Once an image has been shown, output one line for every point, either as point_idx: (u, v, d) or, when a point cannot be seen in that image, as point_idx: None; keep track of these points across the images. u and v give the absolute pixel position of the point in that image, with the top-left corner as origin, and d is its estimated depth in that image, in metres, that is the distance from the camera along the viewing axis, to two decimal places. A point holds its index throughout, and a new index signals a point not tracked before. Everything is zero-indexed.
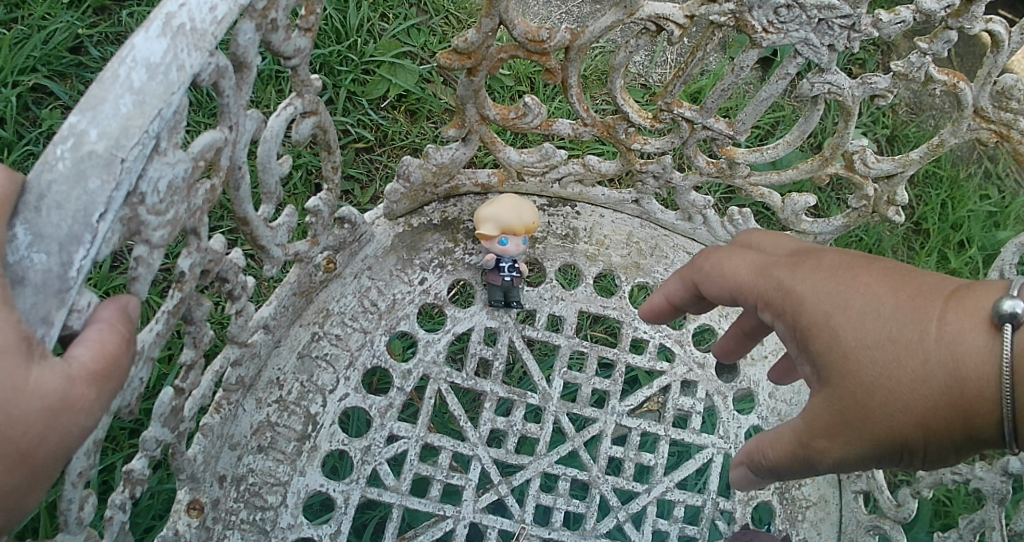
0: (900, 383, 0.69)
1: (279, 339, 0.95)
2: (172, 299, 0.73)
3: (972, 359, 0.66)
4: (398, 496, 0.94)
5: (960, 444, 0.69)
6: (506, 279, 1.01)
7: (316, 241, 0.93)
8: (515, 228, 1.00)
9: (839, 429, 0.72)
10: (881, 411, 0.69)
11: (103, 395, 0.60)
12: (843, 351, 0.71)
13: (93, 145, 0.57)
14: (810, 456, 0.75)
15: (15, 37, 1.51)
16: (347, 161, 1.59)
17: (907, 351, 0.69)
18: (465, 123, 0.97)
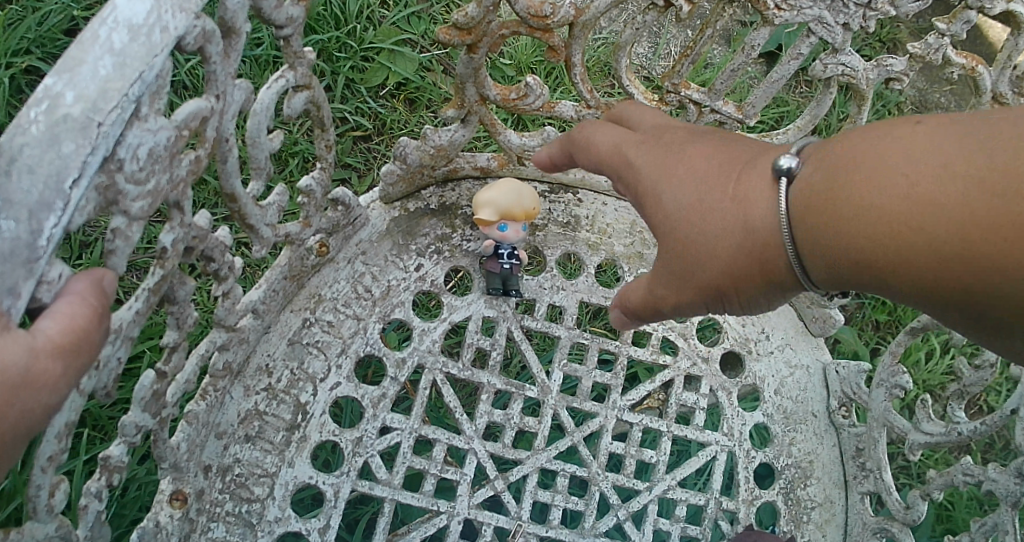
0: (703, 239, 0.72)
1: (269, 324, 0.91)
2: (153, 276, 0.69)
3: (764, 212, 0.70)
4: (390, 490, 0.91)
5: (761, 290, 0.72)
6: (506, 267, 0.98)
7: (308, 223, 0.90)
8: (516, 214, 0.97)
9: (666, 277, 0.76)
10: (694, 262, 0.73)
11: (69, 371, 0.56)
12: (669, 212, 0.75)
13: (69, 108, 0.54)
14: (654, 303, 0.79)
15: (9, 19, 1.47)
16: (344, 150, 1.55)
17: (711, 208, 0.72)
18: (464, 103, 0.93)
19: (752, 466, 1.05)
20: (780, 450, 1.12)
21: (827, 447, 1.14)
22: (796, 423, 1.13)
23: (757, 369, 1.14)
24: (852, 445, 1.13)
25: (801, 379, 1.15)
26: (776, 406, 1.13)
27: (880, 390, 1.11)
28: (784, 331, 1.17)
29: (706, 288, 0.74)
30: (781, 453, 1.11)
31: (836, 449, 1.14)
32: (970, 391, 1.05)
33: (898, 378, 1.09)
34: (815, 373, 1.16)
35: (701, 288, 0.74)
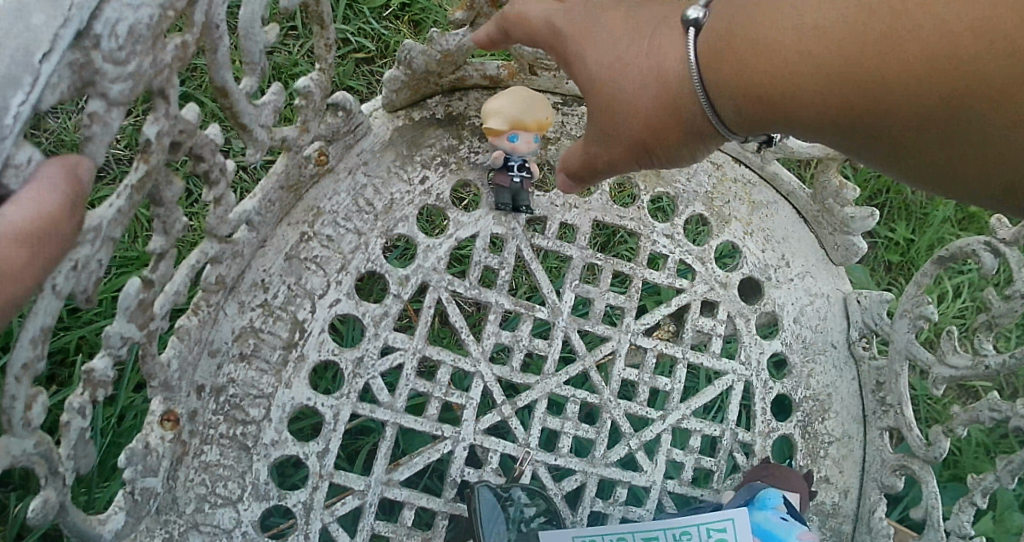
0: (627, 92, 0.75)
1: (264, 238, 0.85)
2: (136, 172, 0.63)
3: (674, 64, 0.72)
4: (392, 413, 0.87)
5: (685, 141, 0.75)
6: (515, 181, 0.92)
7: (306, 128, 0.83)
8: (527, 123, 0.89)
9: (600, 137, 0.79)
10: (623, 118, 0.76)
11: (34, 264, 0.50)
12: (594, 73, 0.77)
13: None
14: (592, 163, 0.82)
15: None
16: (346, 73, 1.43)
17: (632, 64, 0.74)
18: (475, 5, 0.89)
19: (769, 396, 1.01)
20: (799, 380, 1.07)
21: (846, 380, 1.10)
22: (816, 353, 1.08)
23: (775, 294, 1.07)
24: (872, 378, 1.09)
25: (822, 308, 1.10)
26: (795, 336, 1.07)
27: (902, 320, 1.05)
28: (807, 260, 1.10)
29: (637, 143, 0.76)
30: (800, 384, 1.07)
31: (854, 382, 1.10)
32: (998, 323, 1.00)
33: (923, 308, 1.03)
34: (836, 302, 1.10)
35: (632, 144, 0.77)
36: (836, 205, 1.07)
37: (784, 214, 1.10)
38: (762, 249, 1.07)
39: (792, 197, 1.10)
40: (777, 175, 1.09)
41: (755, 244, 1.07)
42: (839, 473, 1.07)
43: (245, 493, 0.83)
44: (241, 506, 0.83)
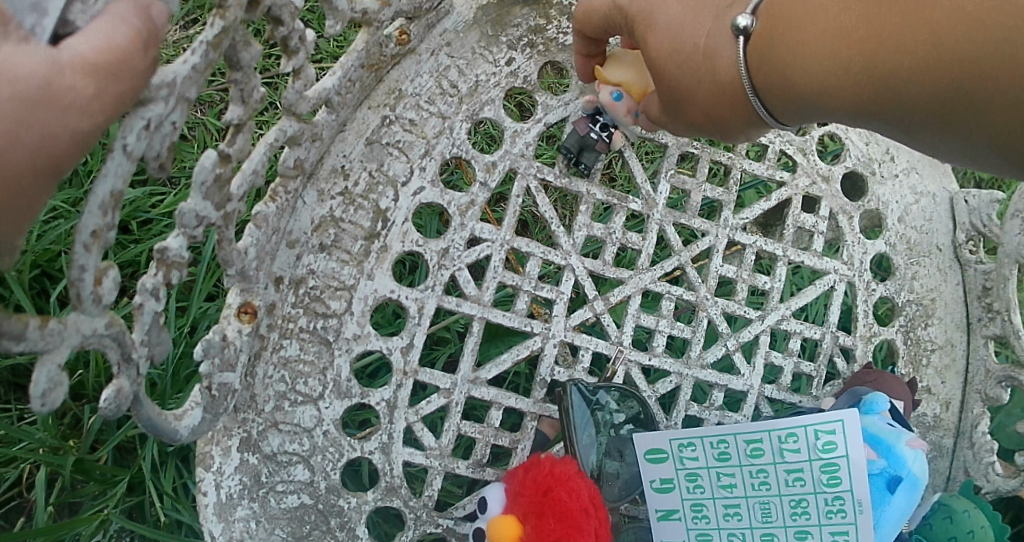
0: (684, 79, 0.71)
1: (344, 120, 0.79)
2: (212, 29, 0.58)
3: (727, 55, 0.67)
4: (479, 308, 0.82)
5: (748, 126, 0.72)
6: (591, 136, 0.86)
7: (388, 1, 0.77)
8: (634, 89, 0.82)
9: (668, 110, 0.76)
10: (685, 102, 0.73)
11: (105, 99, 0.46)
12: (647, 55, 0.73)
13: None
14: (663, 126, 0.79)
15: None
16: None
17: (692, 51, 0.69)
18: None
19: (872, 299, 0.96)
20: (902, 284, 1.00)
21: (950, 285, 1.03)
22: (921, 255, 1.01)
23: (880, 191, 1.00)
24: (979, 283, 1.02)
25: (927, 208, 1.02)
26: (899, 236, 1.01)
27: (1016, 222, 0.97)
28: (912, 155, 1.03)
29: (699, 122, 0.74)
30: (903, 288, 1.00)
31: (959, 287, 1.03)
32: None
33: None
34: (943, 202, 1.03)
35: (694, 121, 0.74)
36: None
37: None
38: (866, 143, 1.01)
39: None
40: None
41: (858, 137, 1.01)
42: (942, 383, 1.01)
43: (326, 390, 0.79)
44: (322, 404, 0.79)
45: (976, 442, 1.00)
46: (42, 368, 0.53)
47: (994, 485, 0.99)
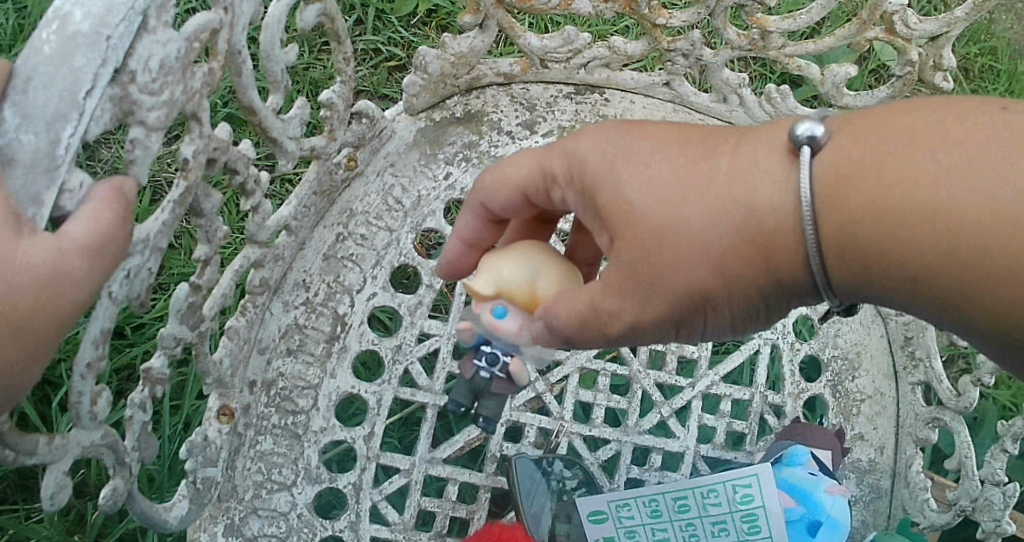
0: (684, 233, 0.61)
1: (303, 241, 0.94)
2: (177, 188, 0.70)
3: (763, 202, 0.60)
4: (432, 396, 0.95)
5: (757, 292, 0.63)
6: (483, 374, 0.81)
7: (333, 136, 0.91)
8: (517, 294, 0.71)
9: (636, 278, 0.63)
10: (672, 264, 0.62)
11: (97, 270, 0.59)
12: (621, 212, 0.64)
13: (78, 25, 0.57)
14: (598, 326, 0.66)
15: None
16: (380, 81, 1.42)
17: (700, 194, 0.62)
18: (480, 8, 0.91)
19: (797, 359, 1.05)
20: (826, 341, 1.10)
21: (874, 337, 1.11)
22: (842, 313, 1.12)
23: None
24: (900, 334, 1.10)
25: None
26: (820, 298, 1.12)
27: None
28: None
29: (665, 305, 0.64)
30: (826, 345, 1.10)
31: (884, 338, 1.11)
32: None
33: None
34: None
35: (663, 302, 0.63)
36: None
37: None
38: None
39: None
40: None
41: None
42: (874, 430, 1.09)
43: (299, 478, 0.90)
44: (296, 490, 0.89)
45: (912, 482, 1.07)
46: (49, 475, 0.61)
47: (930, 520, 1.04)
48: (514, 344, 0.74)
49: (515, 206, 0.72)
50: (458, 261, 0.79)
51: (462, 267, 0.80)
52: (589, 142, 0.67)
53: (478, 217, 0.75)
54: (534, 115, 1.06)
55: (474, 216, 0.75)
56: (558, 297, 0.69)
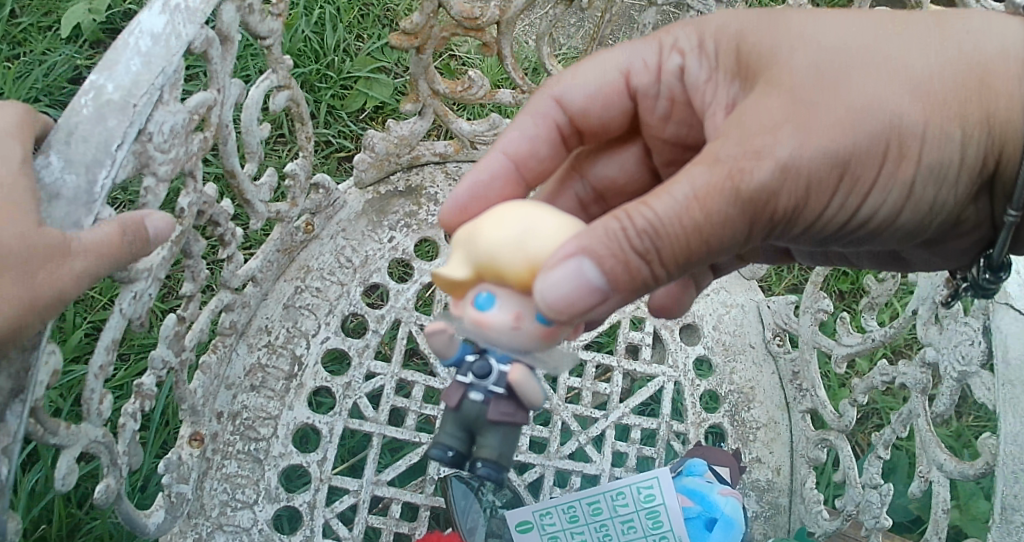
0: (840, 59, 0.67)
1: (266, 292, 1.10)
2: (175, 231, 0.87)
3: (969, 44, 0.68)
4: (377, 425, 1.07)
5: (950, 131, 0.65)
6: (477, 398, 0.71)
7: (295, 203, 1.09)
8: (510, 275, 0.63)
9: (795, 105, 0.64)
10: (836, 87, 0.65)
11: (89, 259, 0.69)
12: (811, 47, 0.68)
13: (111, 95, 0.76)
14: (749, 163, 0.61)
15: (19, 72, 1.64)
16: (330, 171, 1.67)
17: (854, 33, 0.69)
18: (419, 97, 1.16)
19: (696, 392, 1.22)
20: (722, 377, 1.25)
21: (766, 374, 1.26)
22: (735, 353, 1.27)
23: (695, 308, 1.29)
24: (789, 369, 1.25)
25: (737, 315, 1.30)
26: (715, 340, 1.28)
27: (806, 315, 1.22)
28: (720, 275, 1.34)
29: (837, 131, 0.63)
30: (724, 381, 1.25)
31: (775, 375, 1.26)
32: (877, 301, 1.16)
33: (821, 302, 1.20)
34: (749, 310, 1.30)
35: (829, 131, 0.63)
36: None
37: None
38: None
39: None
40: None
41: None
42: (770, 453, 1.21)
43: (260, 497, 1.01)
44: (257, 508, 1.00)
45: (807, 497, 1.17)
46: (62, 460, 0.74)
47: (823, 527, 1.13)
48: (505, 339, 0.65)
49: (601, 90, 0.82)
50: (495, 174, 0.82)
51: (466, 190, 0.80)
52: (751, 20, 0.75)
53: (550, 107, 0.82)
54: None
55: (536, 120, 0.83)
56: (558, 254, 0.60)
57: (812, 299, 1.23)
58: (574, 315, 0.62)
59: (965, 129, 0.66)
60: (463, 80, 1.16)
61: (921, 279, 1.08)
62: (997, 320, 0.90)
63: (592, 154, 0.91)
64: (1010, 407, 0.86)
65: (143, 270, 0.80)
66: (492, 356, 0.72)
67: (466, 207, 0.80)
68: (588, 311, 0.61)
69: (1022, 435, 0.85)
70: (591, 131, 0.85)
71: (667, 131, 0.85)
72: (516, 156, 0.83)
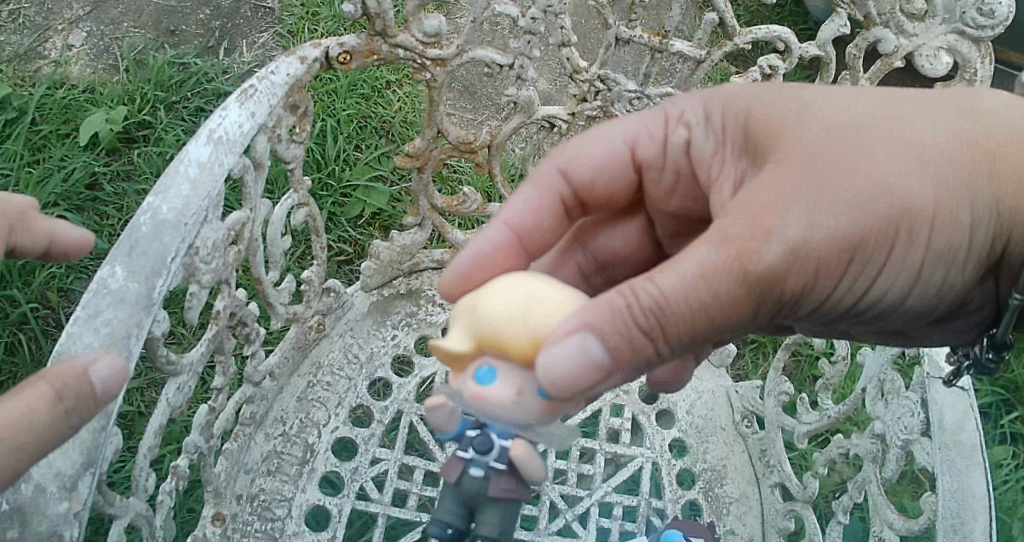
0: (847, 135, 0.74)
1: (282, 386, 1.23)
2: (211, 331, 1.00)
3: (976, 125, 0.76)
4: (382, 506, 1.17)
5: (963, 212, 0.72)
6: (476, 470, 0.87)
7: (310, 305, 1.23)
8: (510, 350, 0.74)
9: (808, 183, 0.70)
10: (844, 164, 0.71)
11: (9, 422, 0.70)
12: (827, 118, 0.75)
13: (165, 215, 0.91)
14: (766, 239, 0.67)
15: (40, 177, 1.98)
16: (331, 272, 1.83)
17: (856, 108, 0.76)
18: (420, 212, 1.33)
19: (673, 471, 1.33)
20: (696, 457, 1.37)
21: (737, 453, 1.38)
22: (708, 435, 1.39)
23: (669, 395, 1.43)
24: (758, 448, 1.36)
25: (708, 400, 1.43)
26: (689, 424, 1.40)
27: (771, 397, 1.34)
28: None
29: (842, 214, 0.69)
30: (697, 460, 1.36)
31: (745, 454, 1.38)
32: (831, 382, 1.28)
33: (780, 384, 1.33)
34: (719, 395, 1.43)
35: (838, 210, 0.69)
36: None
37: None
38: None
39: None
40: None
41: None
42: (744, 525, 1.31)
43: None
44: None
45: None
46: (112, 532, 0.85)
47: None
48: (503, 411, 0.76)
49: (607, 161, 0.92)
50: (501, 238, 0.91)
51: (470, 258, 0.89)
52: (767, 91, 0.83)
53: (554, 177, 0.93)
54: None
55: (544, 188, 0.93)
56: (558, 332, 0.70)
57: (775, 382, 1.35)
58: (575, 394, 0.71)
59: (973, 210, 0.73)
60: (459, 196, 1.34)
61: (868, 360, 1.21)
62: (933, 392, 1.06)
63: (596, 226, 1.04)
64: (947, 466, 0.98)
65: (185, 365, 0.94)
66: (492, 434, 0.86)
67: (468, 276, 0.89)
68: (592, 387, 0.70)
69: (957, 492, 0.96)
70: (595, 198, 0.96)
71: (673, 202, 0.96)
72: (519, 225, 0.93)
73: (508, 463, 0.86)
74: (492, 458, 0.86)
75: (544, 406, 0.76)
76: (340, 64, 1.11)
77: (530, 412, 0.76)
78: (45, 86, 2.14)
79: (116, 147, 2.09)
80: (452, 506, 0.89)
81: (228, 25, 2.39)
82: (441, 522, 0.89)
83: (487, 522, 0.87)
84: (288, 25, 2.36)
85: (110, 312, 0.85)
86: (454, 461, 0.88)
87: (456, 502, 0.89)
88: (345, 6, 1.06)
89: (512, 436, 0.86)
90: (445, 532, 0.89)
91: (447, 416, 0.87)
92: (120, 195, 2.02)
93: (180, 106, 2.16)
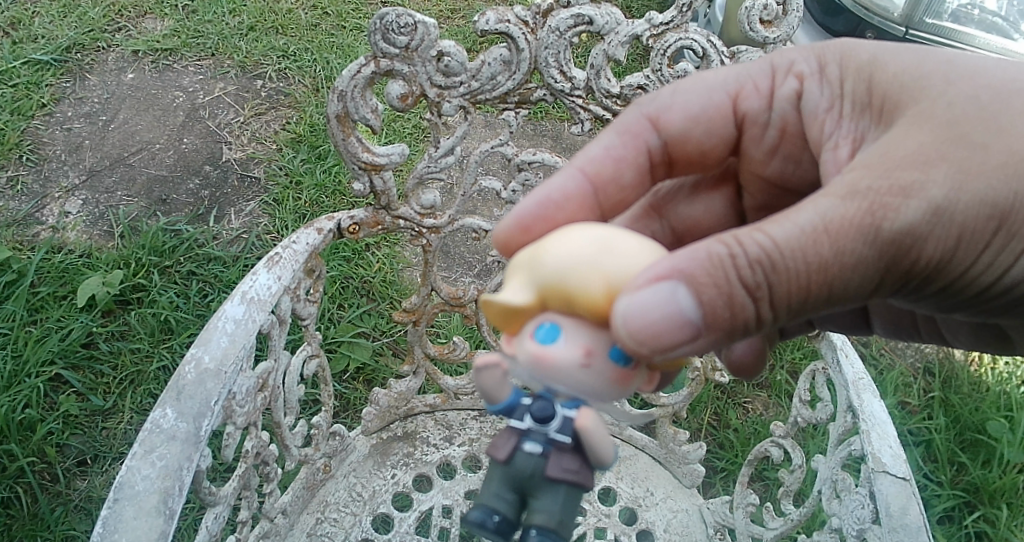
0: (989, 98, 0.83)
1: (293, 523, 1.37)
2: (240, 469, 1.15)
3: None
4: None
5: None
6: (535, 448, 0.86)
7: (318, 448, 1.40)
8: (577, 301, 0.75)
9: (941, 148, 0.78)
10: (984, 125, 0.80)
11: None
12: (964, 93, 0.83)
13: (206, 363, 1.06)
14: (901, 199, 0.75)
15: (39, 338, 2.09)
16: None
17: (989, 81, 0.85)
18: (414, 360, 1.53)
19: None
20: None
21: None
22: None
23: (648, 515, 1.55)
24: None
25: (683, 518, 1.56)
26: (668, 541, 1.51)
27: (739, 511, 1.49)
28: (666, 487, 1.62)
29: (987, 177, 0.78)
30: None
31: None
32: (791, 488, 1.42)
33: (747, 497, 1.48)
34: (693, 512, 1.56)
35: (968, 179, 0.77)
36: (676, 445, 1.62)
37: (642, 460, 1.66)
38: (631, 487, 1.61)
39: (647, 448, 1.67)
40: (632, 436, 1.67)
41: (625, 484, 1.61)
42: None
43: None
44: None
45: None
46: None
47: None
48: (568, 375, 0.78)
49: (704, 113, 1.05)
50: (600, 167, 1.04)
51: (535, 207, 0.97)
52: (890, 64, 0.92)
53: (642, 125, 1.04)
54: (452, 431, 1.57)
55: (631, 129, 1.04)
56: (640, 280, 0.72)
57: (742, 495, 1.50)
58: (663, 348, 0.74)
59: None
60: (449, 345, 1.53)
61: (821, 465, 1.36)
62: (878, 485, 1.21)
63: (675, 201, 1.18)
64: None
65: (222, 496, 1.09)
66: (560, 406, 0.87)
67: (529, 227, 0.96)
68: (683, 343, 0.74)
69: None
70: (685, 152, 1.08)
71: (774, 164, 1.10)
72: (595, 173, 1.03)
73: (572, 436, 0.86)
74: (555, 429, 0.86)
75: (613, 372, 0.78)
76: (349, 234, 1.31)
77: (598, 380, 0.78)
78: (44, 251, 2.29)
79: (111, 309, 2.21)
80: (501, 491, 0.86)
81: (217, 194, 2.56)
82: (487, 508, 0.85)
83: (541, 509, 0.85)
84: (274, 193, 2.54)
85: (164, 448, 0.99)
86: (508, 438, 0.88)
87: (507, 486, 0.86)
88: (355, 186, 1.29)
89: (578, 408, 0.87)
90: (490, 521, 0.85)
91: (501, 384, 0.87)
92: (115, 354, 2.11)
93: (172, 269, 2.31)
